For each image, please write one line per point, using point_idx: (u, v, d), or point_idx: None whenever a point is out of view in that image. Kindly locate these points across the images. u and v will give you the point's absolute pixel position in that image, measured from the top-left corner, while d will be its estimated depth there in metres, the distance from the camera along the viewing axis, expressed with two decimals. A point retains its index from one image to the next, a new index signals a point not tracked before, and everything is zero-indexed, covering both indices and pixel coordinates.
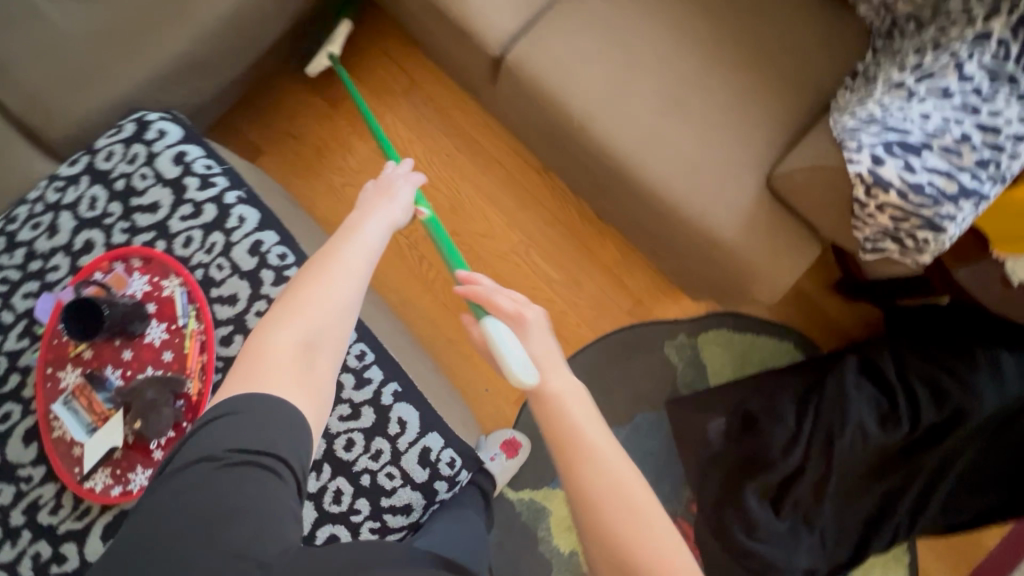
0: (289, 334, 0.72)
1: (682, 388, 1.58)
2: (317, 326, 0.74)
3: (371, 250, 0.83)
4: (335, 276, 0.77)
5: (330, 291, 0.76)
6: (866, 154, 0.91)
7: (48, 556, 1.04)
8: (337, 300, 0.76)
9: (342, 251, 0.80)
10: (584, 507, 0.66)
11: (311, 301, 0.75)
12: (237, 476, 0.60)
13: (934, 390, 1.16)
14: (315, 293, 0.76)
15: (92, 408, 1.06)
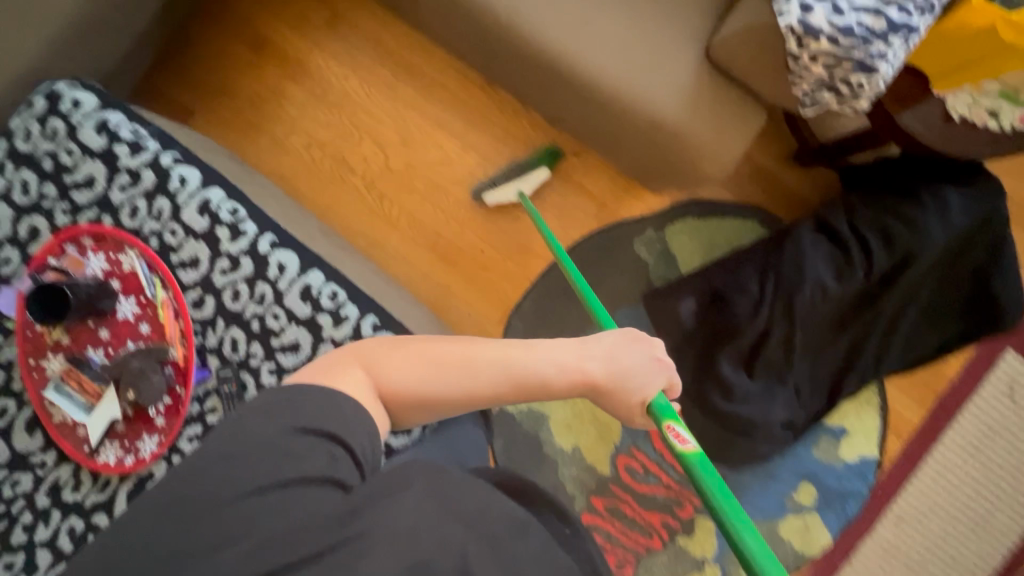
0: (382, 377, 0.76)
1: (657, 282, 1.62)
2: (405, 385, 0.77)
3: (510, 356, 0.82)
4: (476, 360, 0.80)
5: (455, 370, 0.79)
6: (794, 4, 0.89)
7: (82, 528, 1.11)
8: (446, 373, 0.78)
9: (521, 359, 0.83)
10: None
11: (433, 363, 0.78)
12: (300, 446, 0.63)
13: (886, 237, 1.20)
14: (447, 361, 0.79)
15: (84, 388, 1.08)
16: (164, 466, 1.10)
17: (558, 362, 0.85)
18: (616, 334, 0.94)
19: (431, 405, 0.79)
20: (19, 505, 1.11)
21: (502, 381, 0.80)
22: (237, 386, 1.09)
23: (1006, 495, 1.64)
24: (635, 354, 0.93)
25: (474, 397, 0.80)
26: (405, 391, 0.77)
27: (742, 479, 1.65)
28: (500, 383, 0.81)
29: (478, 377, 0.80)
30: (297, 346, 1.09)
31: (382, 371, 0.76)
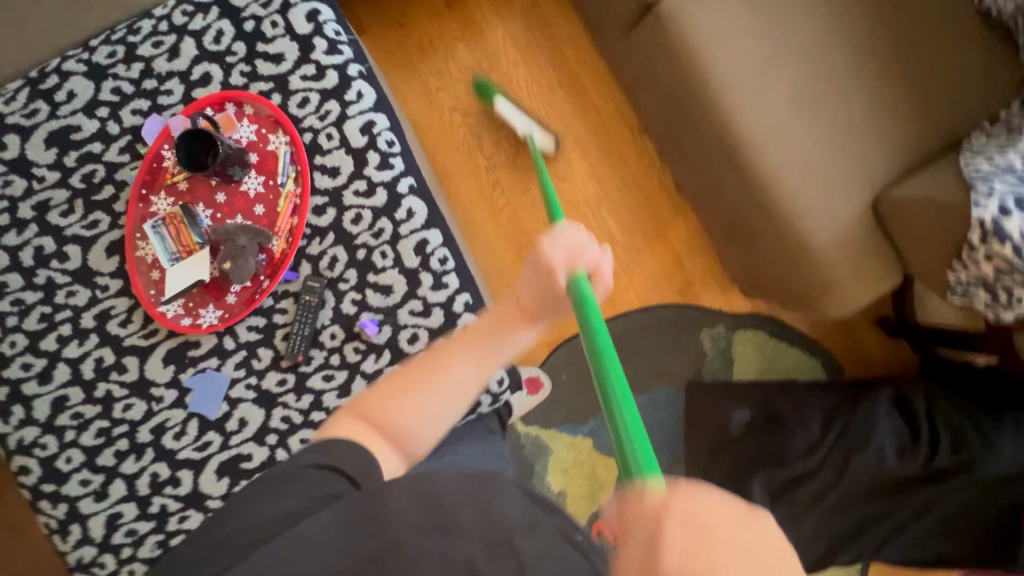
0: (366, 411, 0.80)
1: (705, 375, 1.63)
2: (396, 420, 0.79)
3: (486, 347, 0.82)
4: (433, 376, 0.81)
5: (419, 395, 0.80)
6: (994, 201, 0.92)
7: (110, 363, 1.11)
8: (416, 404, 0.80)
9: (471, 342, 0.82)
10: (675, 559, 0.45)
11: (408, 391, 0.80)
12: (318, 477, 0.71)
13: (954, 437, 1.21)
14: (418, 377, 0.81)
15: (179, 239, 1.09)
16: (213, 340, 1.11)
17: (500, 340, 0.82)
18: (527, 265, 0.80)
19: (426, 413, 0.80)
20: (64, 315, 1.10)
21: (479, 371, 0.81)
22: (318, 300, 1.09)
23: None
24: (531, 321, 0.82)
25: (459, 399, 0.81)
26: (396, 423, 0.79)
27: None
28: (473, 360, 0.81)
29: (447, 380, 0.80)
30: (389, 290, 1.10)
31: (369, 417, 0.80)
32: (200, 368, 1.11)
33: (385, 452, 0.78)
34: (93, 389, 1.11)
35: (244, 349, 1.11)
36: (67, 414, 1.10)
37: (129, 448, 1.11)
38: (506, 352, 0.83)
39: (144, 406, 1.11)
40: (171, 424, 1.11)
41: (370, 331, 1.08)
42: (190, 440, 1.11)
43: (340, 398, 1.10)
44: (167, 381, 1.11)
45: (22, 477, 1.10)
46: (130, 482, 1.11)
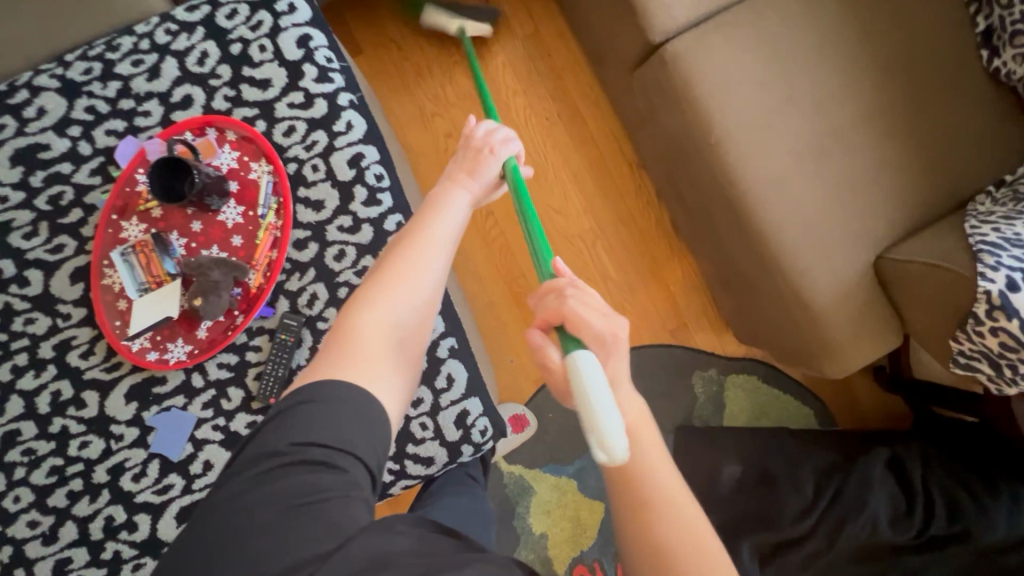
0: (372, 312, 0.72)
1: (696, 420, 1.58)
2: (404, 298, 0.74)
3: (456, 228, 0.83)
4: (413, 244, 0.78)
5: (400, 268, 0.76)
6: (1002, 275, 0.89)
7: (67, 397, 1.04)
8: (404, 282, 0.74)
9: (426, 218, 0.81)
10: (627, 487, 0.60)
11: (394, 284, 0.74)
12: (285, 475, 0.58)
13: (948, 504, 1.16)
14: (406, 262, 0.76)
15: (150, 269, 1.02)
16: (180, 377, 1.04)
17: (452, 206, 0.84)
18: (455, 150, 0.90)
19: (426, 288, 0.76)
20: (21, 343, 1.03)
21: (453, 236, 0.82)
22: (294, 340, 1.03)
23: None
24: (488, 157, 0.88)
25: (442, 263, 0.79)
26: (393, 309, 0.73)
27: None
28: (449, 231, 0.82)
29: (424, 256, 0.77)
30: None
31: (366, 308, 0.72)
32: (165, 406, 1.04)
33: (400, 344, 0.72)
34: (48, 424, 1.04)
35: (212, 388, 1.04)
36: (18, 449, 1.03)
37: (82, 488, 1.04)
38: (457, 222, 0.82)
39: (102, 444, 1.04)
40: (130, 464, 1.04)
41: None
42: (150, 483, 1.04)
43: None
44: (129, 419, 1.04)
45: None
46: (82, 524, 1.04)
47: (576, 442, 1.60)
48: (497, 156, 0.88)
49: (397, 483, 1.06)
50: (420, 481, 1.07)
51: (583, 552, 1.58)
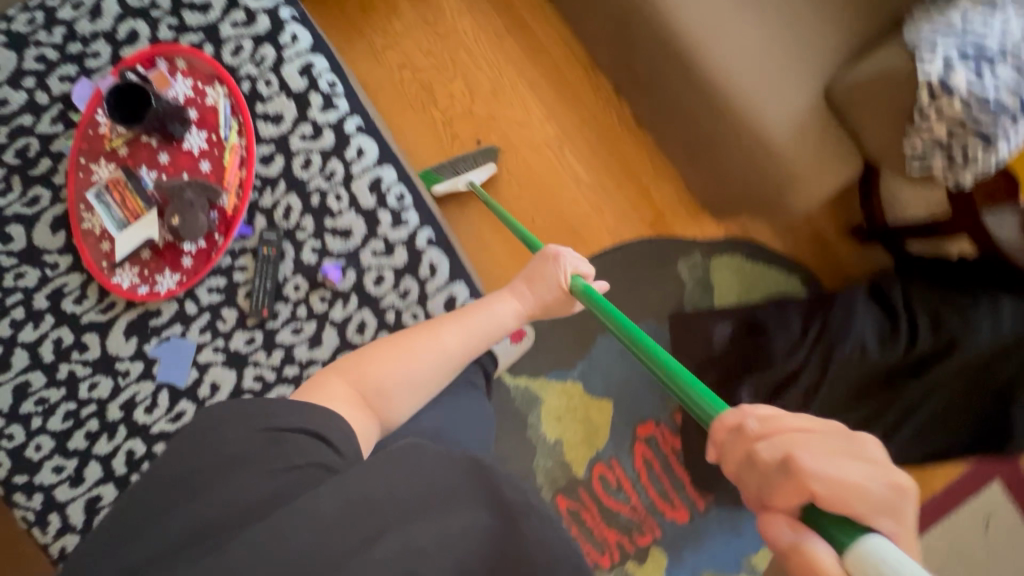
0: (349, 380, 0.82)
1: (687, 305, 1.62)
2: (385, 382, 0.84)
3: (476, 334, 0.94)
4: (433, 334, 0.90)
5: (414, 353, 0.88)
6: (939, 61, 0.93)
7: (70, 343, 1.07)
8: (415, 364, 0.86)
9: (459, 322, 0.94)
10: None
11: (388, 356, 0.86)
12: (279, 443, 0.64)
13: (932, 320, 1.22)
14: (408, 343, 0.88)
15: (126, 204, 1.05)
16: (174, 307, 1.07)
17: (489, 311, 0.97)
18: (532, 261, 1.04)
19: (411, 382, 0.85)
20: (15, 299, 1.06)
21: (462, 341, 0.93)
22: (276, 251, 1.07)
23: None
24: (547, 277, 1.01)
25: (450, 360, 0.90)
26: (388, 388, 0.83)
27: (709, 523, 1.64)
28: (459, 336, 0.93)
29: (437, 346, 0.89)
30: (348, 233, 1.07)
31: (354, 379, 0.83)
32: (164, 337, 1.07)
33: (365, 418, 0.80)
34: (55, 372, 1.07)
35: (207, 313, 1.07)
36: (31, 400, 1.06)
37: (100, 428, 1.07)
38: (491, 325, 0.97)
39: (110, 383, 1.07)
40: (140, 398, 1.07)
41: (333, 277, 1.06)
42: (163, 412, 1.07)
43: (311, 350, 1.07)
44: (132, 354, 1.07)
45: None
46: (105, 462, 1.07)
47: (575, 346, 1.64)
48: (560, 268, 1.00)
49: None
50: None
51: (599, 450, 1.63)
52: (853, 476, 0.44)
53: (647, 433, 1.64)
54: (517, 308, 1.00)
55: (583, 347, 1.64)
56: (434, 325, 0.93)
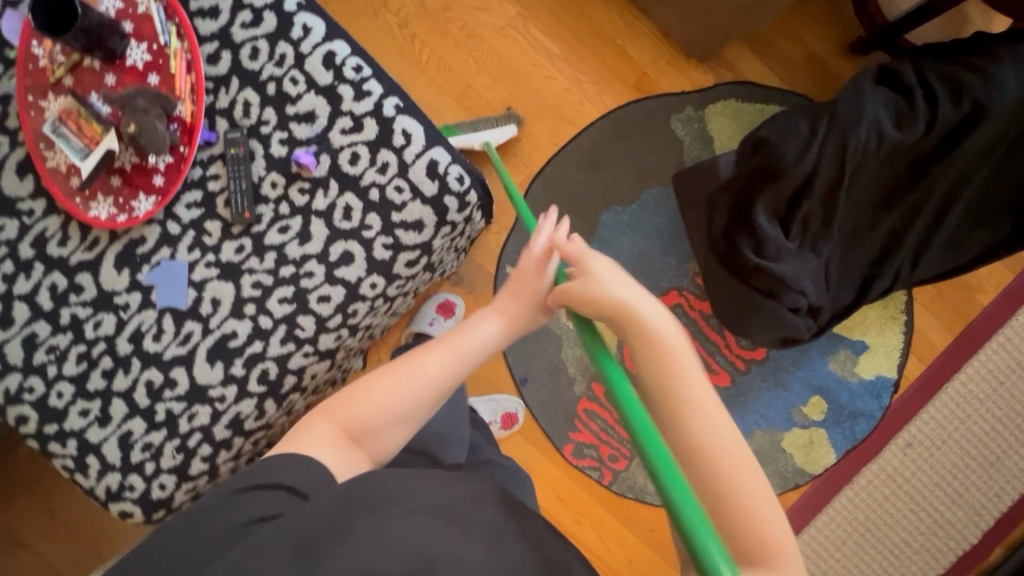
0: (331, 420, 0.74)
1: (689, 162, 1.55)
2: (369, 416, 0.76)
3: (465, 353, 0.82)
4: (413, 363, 0.79)
5: (397, 381, 0.78)
6: None
7: (64, 287, 1.05)
8: (398, 398, 0.77)
9: (444, 345, 0.82)
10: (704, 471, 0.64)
11: (374, 395, 0.77)
12: (246, 497, 0.69)
13: (951, 88, 1.11)
14: (395, 382, 0.78)
15: (83, 133, 1.01)
16: (157, 230, 1.05)
17: (477, 331, 0.84)
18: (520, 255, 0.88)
19: (398, 416, 0.77)
20: (2, 252, 1.04)
21: (454, 367, 0.81)
22: (245, 151, 1.02)
23: (999, 435, 1.59)
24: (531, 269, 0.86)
25: (436, 391, 0.79)
26: (373, 427, 0.76)
27: (752, 381, 1.61)
28: (450, 364, 0.81)
29: (421, 377, 0.78)
30: (312, 116, 1.02)
31: (337, 416, 0.76)
32: (155, 262, 1.05)
33: (354, 459, 0.74)
34: (58, 318, 1.05)
35: (192, 229, 1.05)
36: (42, 350, 1.06)
37: (114, 364, 1.06)
38: (482, 344, 0.84)
39: (114, 319, 1.06)
40: (146, 327, 1.06)
41: (306, 162, 1.01)
42: (171, 337, 1.06)
43: (303, 246, 1.04)
44: (127, 286, 1.05)
45: (22, 426, 1.06)
46: (128, 398, 1.06)
47: (581, 228, 1.56)
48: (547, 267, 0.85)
49: (398, 258, 1.06)
50: (421, 253, 1.07)
51: None
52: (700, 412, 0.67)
53: (672, 303, 1.58)
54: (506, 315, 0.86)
55: (589, 229, 1.56)
56: (419, 353, 0.82)
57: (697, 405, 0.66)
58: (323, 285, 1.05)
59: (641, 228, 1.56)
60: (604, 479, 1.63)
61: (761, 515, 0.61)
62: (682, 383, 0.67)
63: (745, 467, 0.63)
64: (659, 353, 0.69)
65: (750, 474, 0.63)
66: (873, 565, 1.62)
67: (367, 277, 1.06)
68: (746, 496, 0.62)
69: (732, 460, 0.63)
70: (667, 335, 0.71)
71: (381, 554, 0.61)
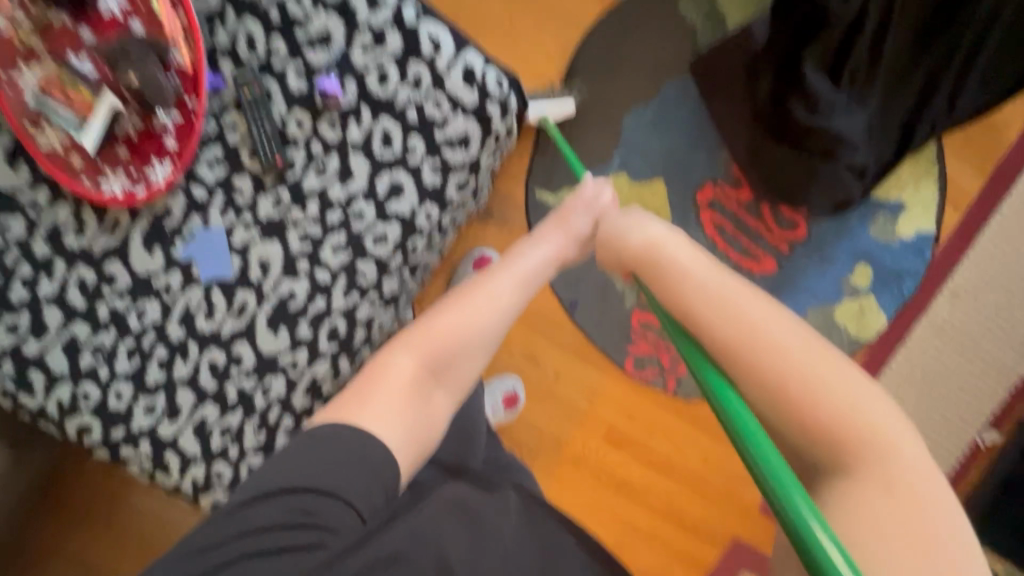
0: (414, 355, 0.70)
1: (704, 46, 1.47)
2: (447, 347, 0.73)
3: (523, 284, 0.84)
4: (483, 294, 0.80)
5: (473, 308, 0.77)
6: None
7: (94, 280, 0.96)
8: (474, 325, 0.76)
9: (504, 272, 0.83)
10: (833, 419, 0.53)
11: (458, 330, 0.75)
12: (288, 505, 0.55)
13: None
14: (469, 309, 0.77)
15: (73, 102, 0.89)
16: (183, 198, 0.95)
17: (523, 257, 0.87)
18: (558, 210, 0.95)
19: (476, 348, 0.76)
20: (13, 255, 0.94)
21: (512, 291, 0.82)
22: (261, 90, 0.92)
23: None
24: (574, 219, 0.93)
25: (505, 320, 0.80)
26: (453, 356, 0.74)
27: (799, 262, 1.60)
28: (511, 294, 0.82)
29: (490, 305, 0.79)
30: (328, 38, 0.92)
31: (420, 350, 0.71)
32: (188, 234, 0.96)
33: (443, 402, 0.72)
34: (96, 315, 0.97)
35: (220, 190, 0.95)
36: (87, 352, 0.97)
37: (170, 352, 0.98)
38: (529, 275, 0.85)
39: (158, 304, 0.97)
40: (196, 305, 0.98)
41: (334, 90, 0.91)
42: (225, 311, 0.98)
43: (346, 185, 0.96)
44: (164, 266, 0.96)
45: (86, 437, 0.98)
46: (194, 384, 0.99)
47: (605, 136, 1.49)
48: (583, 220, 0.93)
49: (450, 181, 0.99)
50: (471, 171, 1.00)
51: None
52: (817, 364, 0.55)
53: (708, 198, 1.53)
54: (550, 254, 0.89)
55: (614, 136, 1.49)
56: (478, 280, 0.82)
57: (761, 333, 0.57)
58: (377, 224, 0.97)
59: (665, 125, 1.50)
60: (669, 387, 1.62)
61: (870, 439, 0.52)
62: (735, 321, 0.59)
63: (835, 385, 0.54)
64: (702, 288, 0.64)
65: (839, 389, 0.54)
66: (934, 415, 1.67)
67: (422, 208, 0.98)
68: (843, 417, 0.53)
69: (811, 381, 0.54)
70: (700, 272, 0.67)
71: (430, 561, 0.58)
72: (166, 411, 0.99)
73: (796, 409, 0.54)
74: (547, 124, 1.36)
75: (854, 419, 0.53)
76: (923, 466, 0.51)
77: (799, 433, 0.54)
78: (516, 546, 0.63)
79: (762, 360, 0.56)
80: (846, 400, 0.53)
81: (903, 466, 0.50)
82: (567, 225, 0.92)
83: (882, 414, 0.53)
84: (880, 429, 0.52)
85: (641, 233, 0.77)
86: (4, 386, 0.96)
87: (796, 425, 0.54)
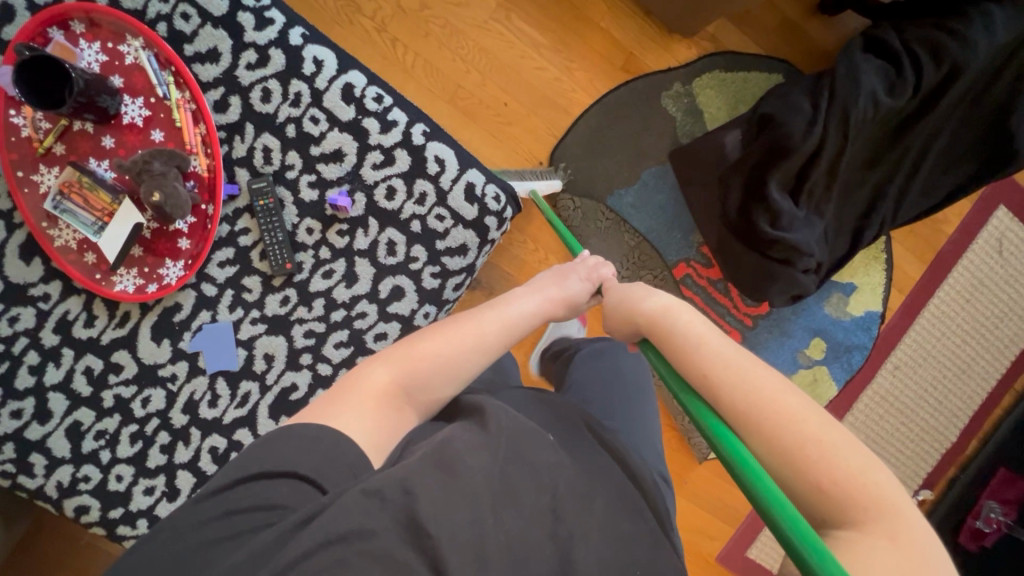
0: (388, 369, 0.74)
1: (683, 139, 1.59)
2: (419, 375, 0.75)
3: (516, 327, 0.88)
4: (469, 324, 0.83)
5: (457, 341, 0.80)
6: None
7: (101, 368, 1.00)
8: (450, 357, 0.78)
9: (497, 316, 0.86)
10: (845, 481, 0.53)
11: (435, 365, 0.77)
12: (251, 487, 0.58)
13: (933, 51, 1.19)
14: (450, 339, 0.80)
15: (92, 205, 0.94)
16: (193, 294, 1.00)
17: (517, 300, 0.91)
18: (558, 270, 1.00)
19: (450, 381, 0.77)
20: (22, 343, 0.97)
21: (499, 328, 0.85)
22: (274, 201, 0.98)
23: (977, 342, 1.81)
24: (572, 280, 0.98)
25: (483, 358, 0.81)
26: (432, 391, 0.76)
27: (761, 335, 1.73)
28: (494, 338, 0.84)
29: (476, 332, 0.82)
30: (340, 154, 0.99)
31: (395, 370, 0.75)
32: (197, 326, 1.01)
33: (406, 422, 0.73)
34: (101, 402, 1.00)
35: (229, 288, 1.01)
36: (89, 437, 1.00)
37: (172, 438, 1.02)
38: (523, 325, 0.89)
39: (163, 393, 1.01)
40: (200, 395, 1.02)
41: (344, 204, 0.98)
42: (228, 400, 1.02)
43: (351, 287, 1.03)
44: (171, 356, 1.01)
45: (84, 516, 0.99)
46: (193, 468, 1.02)
47: (589, 215, 1.59)
48: (576, 284, 0.98)
49: (448, 285, 1.05)
50: (467, 275, 1.06)
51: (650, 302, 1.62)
52: (826, 428, 0.56)
53: (682, 274, 1.64)
54: (547, 308, 0.93)
55: (596, 215, 1.59)
56: (474, 312, 0.86)
57: (768, 397, 0.59)
58: (378, 323, 1.03)
59: (644, 207, 1.61)
60: None
61: (877, 493, 0.52)
62: (743, 387, 0.61)
63: (841, 447, 0.55)
64: (711, 354, 0.66)
65: (851, 451, 0.55)
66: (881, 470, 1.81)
67: (420, 308, 1.04)
68: (852, 474, 0.53)
69: (823, 443, 0.55)
70: (707, 334, 0.70)
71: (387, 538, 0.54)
72: (168, 495, 1.01)
73: (803, 467, 0.55)
74: (538, 198, 1.40)
75: (867, 479, 0.53)
76: (924, 524, 0.51)
77: (812, 495, 0.54)
78: (501, 492, 0.58)
79: (772, 423, 0.58)
80: (859, 464, 0.54)
81: (908, 525, 0.50)
82: (564, 284, 0.97)
83: (886, 475, 0.54)
84: (885, 486, 0.52)
85: (653, 298, 0.79)
86: (5, 467, 0.97)
87: (806, 488, 0.54)
